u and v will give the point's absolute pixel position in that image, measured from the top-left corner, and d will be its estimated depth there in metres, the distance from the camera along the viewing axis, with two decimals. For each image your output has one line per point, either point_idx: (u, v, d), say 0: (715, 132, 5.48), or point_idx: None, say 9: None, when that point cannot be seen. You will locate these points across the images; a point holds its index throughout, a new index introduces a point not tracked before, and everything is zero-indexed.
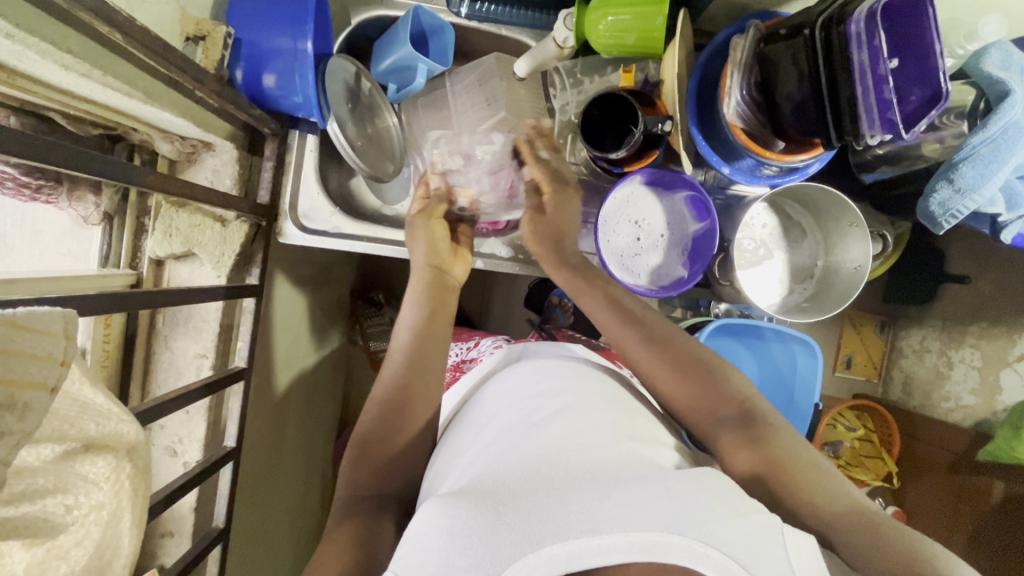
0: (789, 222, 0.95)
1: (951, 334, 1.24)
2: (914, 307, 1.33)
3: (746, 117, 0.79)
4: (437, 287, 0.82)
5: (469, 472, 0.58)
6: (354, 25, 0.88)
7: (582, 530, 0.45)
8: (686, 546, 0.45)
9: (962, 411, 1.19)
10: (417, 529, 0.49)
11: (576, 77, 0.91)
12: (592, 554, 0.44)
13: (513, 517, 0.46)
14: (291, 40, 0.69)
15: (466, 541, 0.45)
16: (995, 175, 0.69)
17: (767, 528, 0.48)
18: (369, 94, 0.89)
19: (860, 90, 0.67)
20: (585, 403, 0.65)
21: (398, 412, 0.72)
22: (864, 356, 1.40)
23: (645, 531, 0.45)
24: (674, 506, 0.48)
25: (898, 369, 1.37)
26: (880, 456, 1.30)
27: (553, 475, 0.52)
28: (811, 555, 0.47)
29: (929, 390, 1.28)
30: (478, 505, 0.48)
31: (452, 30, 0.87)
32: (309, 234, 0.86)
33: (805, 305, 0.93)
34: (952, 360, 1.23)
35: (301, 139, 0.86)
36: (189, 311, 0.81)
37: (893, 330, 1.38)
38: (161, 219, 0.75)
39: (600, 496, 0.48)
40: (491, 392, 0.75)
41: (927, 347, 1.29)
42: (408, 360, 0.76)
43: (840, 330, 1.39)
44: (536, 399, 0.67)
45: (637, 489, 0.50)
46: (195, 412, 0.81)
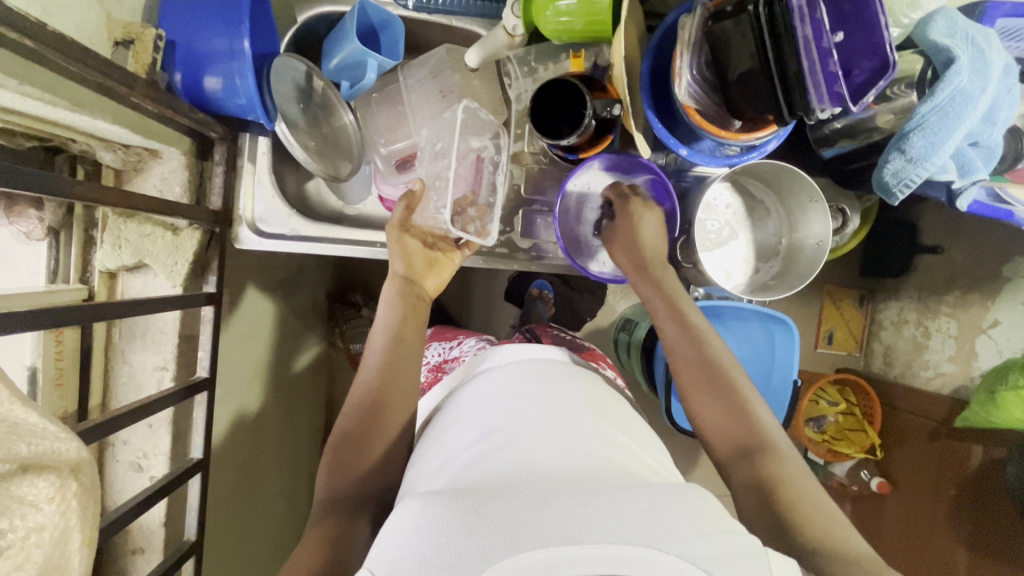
0: (751, 201, 0.95)
1: (927, 304, 1.24)
2: (891, 278, 1.34)
3: (701, 97, 0.78)
4: (408, 294, 0.80)
5: (451, 475, 0.57)
6: (300, 23, 0.86)
7: (561, 537, 0.44)
8: (670, 563, 0.43)
9: (941, 379, 1.20)
10: (393, 528, 0.48)
11: (529, 65, 0.90)
12: (571, 562, 0.43)
13: (491, 519, 0.46)
14: (227, 42, 0.67)
15: (444, 540, 0.44)
16: (945, 143, 0.69)
17: (750, 550, 0.47)
18: (322, 93, 0.87)
19: (806, 64, 0.66)
20: (571, 413, 0.65)
21: (375, 416, 0.71)
22: (845, 331, 1.41)
23: (628, 544, 0.44)
24: (656, 522, 0.47)
25: (879, 342, 1.38)
26: (863, 429, 1.30)
27: (536, 480, 0.52)
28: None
29: (909, 361, 1.29)
30: (457, 507, 0.47)
31: (401, 23, 0.85)
32: (265, 238, 0.85)
33: (771, 283, 0.93)
34: (929, 330, 1.24)
35: (252, 142, 0.84)
36: (146, 323, 0.79)
37: (873, 303, 1.40)
38: (108, 231, 0.74)
39: (583, 504, 0.47)
40: (476, 392, 0.73)
41: (905, 318, 1.30)
42: (383, 366, 0.74)
43: (820, 305, 1.40)
44: (520, 402, 0.67)
45: (621, 501, 0.49)
46: (158, 426, 0.80)
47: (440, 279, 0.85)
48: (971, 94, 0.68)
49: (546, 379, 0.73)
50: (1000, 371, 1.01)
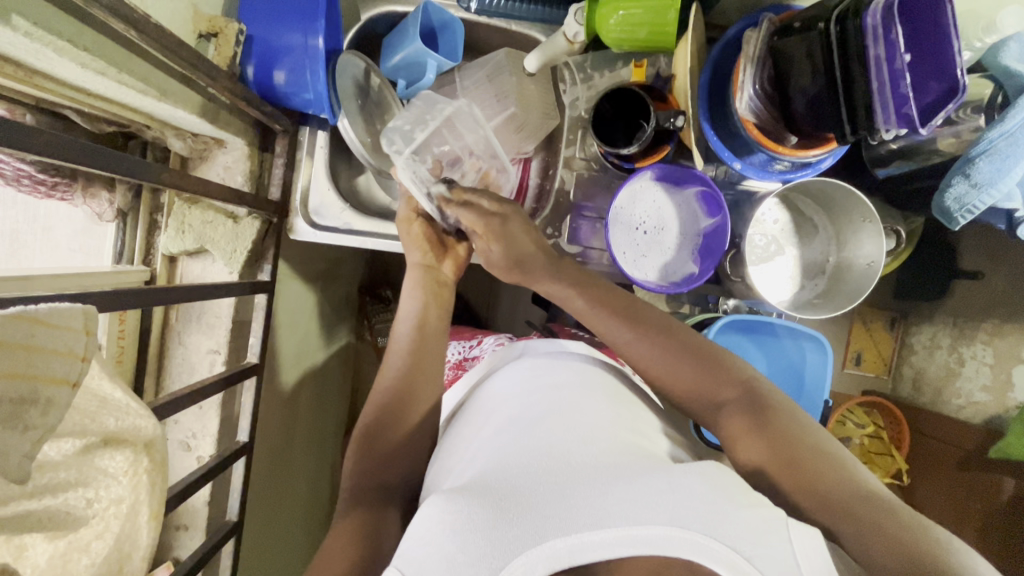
0: (800, 217, 0.94)
1: (963, 330, 1.23)
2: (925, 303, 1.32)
3: (760, 111, 0.78)
4: (428, 283, 0.81)
5: (473, 468, 0.58)
6: (363, 21, 0.88)
7: (584, 524, 0.46)
8: (691, 540, 0.45)
9: (973, 408, 1.19)
10: (420, 524, 0.50)
11: (586, 72, 0.90)
12: (593, 548, 0.45)
13: (517, 513, 0.47)
14: (302, 37, 0.69)
15: (470, 536, 0.46)
16: (1012, 169, 0.68)
17: (770, 523, 0.48)
18: (378, 90, 0.89)
19: (875, 84, 0.66)
20: (587, 398, 0.65)
21: (398, 406, 0.73)
22: (874, 352, 1.38)
23: (650, 524, 0.46)
24: (679, 499, 0.48)
25: (908, 365, 1.35)
26: (890, 453, 1.28)
27: (554, 472, 0.53)
28: (817, 550, 0.47)
29: (940, 387, 1.27)
30: (480, 501, 0.48)
31: (462, 25, 0.86)
32: (321, 231, 0.87)
33: (817, 301, 0.93)
34: (963, 357, 1.22)
35: (311, 136, 0.86)
36: (202, 307, 0.81)
37: (904, 326, 1.37)
38: (174, 216, 0.76)
39: (602, 492, 0.49)
40: (490, 390, 0.75)
41: (938, 343, 1.28)
42: (409, 354, 0.76)
43: (851, 327, 1.36)
44: (533, 396, 0.67)
45: (640, 483, 0.50)
46: (208, 408, 0.82)
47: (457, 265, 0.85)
48: None
49: (559, 366, 0.73)
50: None
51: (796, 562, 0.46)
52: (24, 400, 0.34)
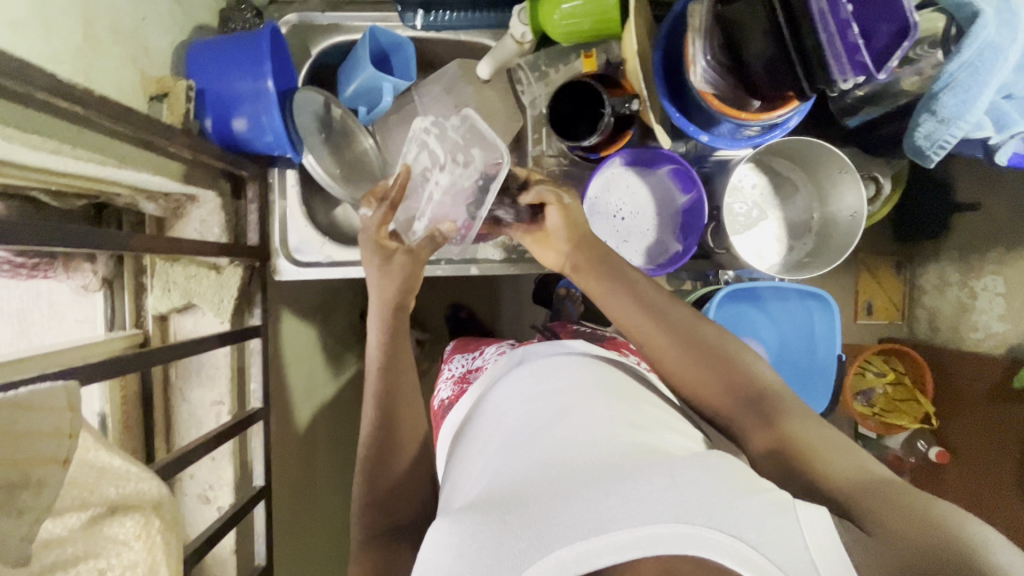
0: (777, 178, 0.93)
1: (969, 263, 1.23)
2: (927, 242, 1.31)
3: (717, 83, 0.78)
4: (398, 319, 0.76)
5: (480, 482, 0.58)
6: (315, 55, 0.88)
7: (589, 530, 0.46)
8: (697, 535, 0.45)
9: (994, 339, 1.19)
10: (433, 547, 0.50)
11: (541, 69, 0.90)
12: (598, 554, 0.45)
13: (522, 528, 0.47)
14: (251, 83, 0.69)
15: (477, 555, 0.46)
16: (977, 100, 0.68)
17: (779, 506, 0.47)
18: (340, 120, 0.88)
19: (825, 38, 0.66)
20: (587, 394, 0.64)
21: (395, 435, 0.71)
22: (885, 299, 1.36)
23: (653, 524, 0.46)
24: (680, 495, 0.48)
25: (921, 308, 1.34)
26: (916, 398, 1.27)
27: (559, 477, 0.52)
28: (827, 531, 0.45)
29: (956, 322, 1.26)
30: (485, 518, 0.49)
31: (412, 45, 0.87)
32: (304, 268, 0.87)
33: (807, 260, 0.92)
34: (975, 290, 1.22)
35: (282, 176, 0.86)
36: (199, 360, 0.82)
37: (911, 269, 1.35)
38: (157, 276, 0.77)
39: (606, 493, 0.49)
40: (497, 395, 0.74)
41: (948, 281, 1.27)
42: (387, 387, 0.73)
43: (856, 277, 1.35)
44: (536, 401, 0.66)
45: (642, 479, 0.50)
46: (221, 458, 0.83)
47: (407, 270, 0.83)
48: (1000, 46, 0.66)
49: (562, 361, 0.73)
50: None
51: (806, 544, 0.45)
52: (14, 484, 0.35)
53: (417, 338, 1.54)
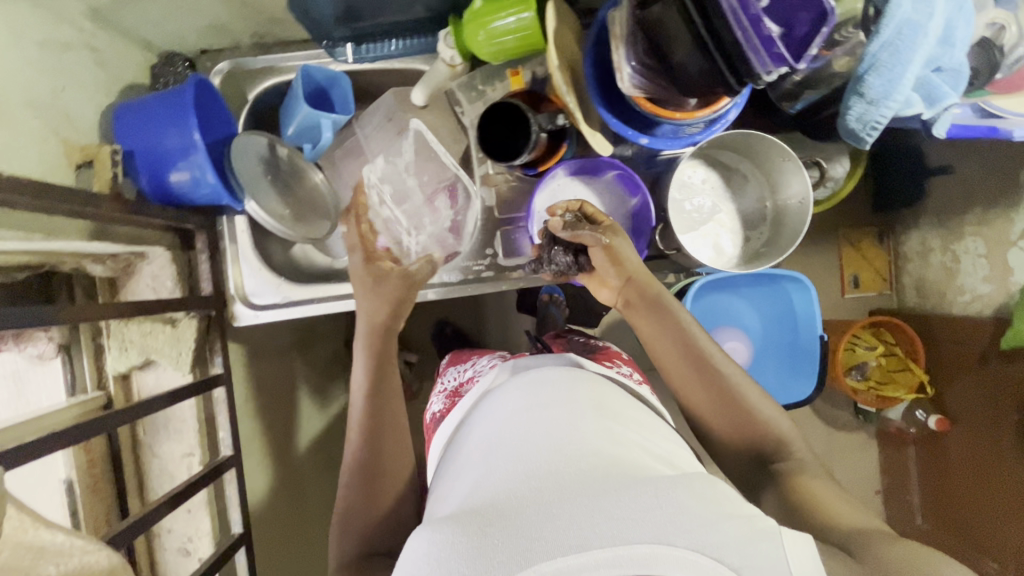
0: (727, 171, 0.93)
1: (950, 229, 1.41)
2: (907, 210, 1.52)
3: (647, 86, 0.78)
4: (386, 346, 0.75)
5: (461, 491, 0.54)
6: (251, 99, 0.88)
7: (569, 546, 0.42)
8: (680, 558, 0.42)
9: (980, 301, 1.35)
10: (405, 557, 0.47)
11: (477, 89, 0.90)
12: (578, 572, 0.41)
13: (498, 540, 0.43)
14: (179, 138, 0.69)
15: (449, 567, 0.42)
16: (902, 78, 0.67)
17: (763, 531, 0.46)
18: (288, 159, 0.89)
19: (740, 34, 0.65)
20: (575, 403, 0.61)
21: (374, 458, 0.68)
22: (870, 272, 1.61)
23: (637, 543, 0.42)
24: (665, 511, 0.44)
25: (908, 275, 1.57)
26: (908, 367, 1.45)
27: (540, 487, 0.48)
28: (806, 549, 0.47)
29: (943, 289, 1.46)
30: (460, 528, 0.45)
31: (347, 78, 0.88)
32: (261, 310, 0.88)
33: (763, 251, 0.91)
34: (958, 254, 1.40)
35: (231, 223, 0.87)
36: (166, 415, 0.83)
37: (893, 238, 1.59)
38: (113, 336, 0.78)
39: (590, 505, 0.45)
40: (483, 402, 0.71)
41: (931, 246, 1.48)
42: (370, 408, 0.70)
43: (840, 253, 1.60)
44: (524, 406, 0.62)
45: (627, 492, 0.46)
46: (197, 509, 0.83)
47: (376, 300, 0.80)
48: (919, 23, 0.65)
49: (552, 374, 0.69)
50: None
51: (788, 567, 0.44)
52: None
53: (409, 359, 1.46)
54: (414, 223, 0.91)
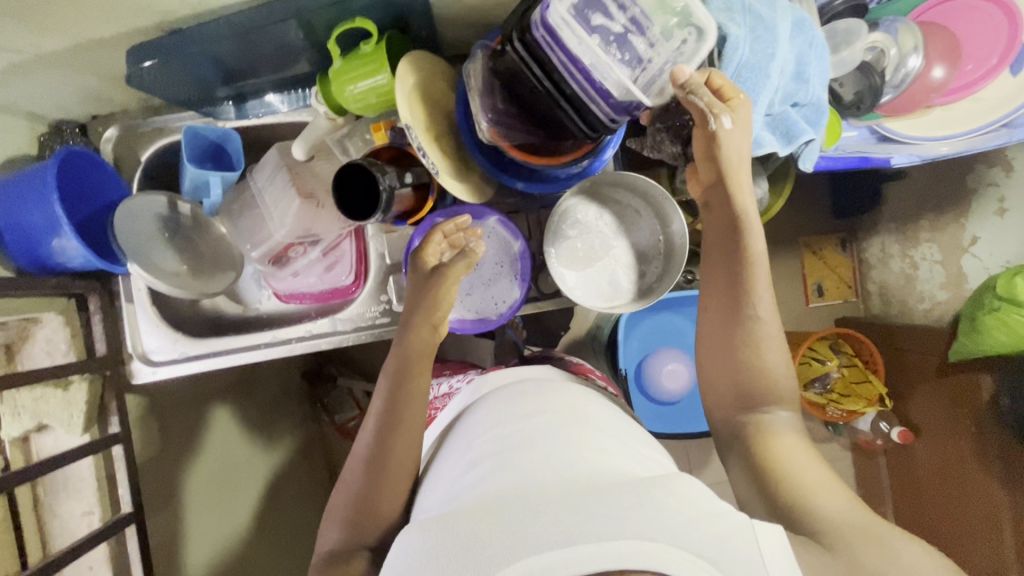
0: (619, 207, 0.92)
1: (908, 235, 1.40)
2: (866, 216, 1.52)
3: (512, 134, 0.76)
4: (407, 362, 0.77)
5: (455, 498, 0.60)
6: (144, 162, 0.91)
7: (555, 542, 0.47)
8: (660, 551, 0.47)
9: (941, 308, 1.33)
10: (405, 552, 0.53)
11: (365, 137, 0.92)
12: (565, 565, 0.46)
13: (488, 536, 0.49)
14: (42, 215, 0.71)
15: (446, 562, 0.48)
16: (749, 120, 0.67)
17: (738, 529, 0.52)
18: (191, 218, 0.93)
19: (578, 86, 0.66)
20: (561, 424, 0.67)
21: (377, 470, 0.71)
22: (834, 280, 1.57)
23: (619, 538, 0.47)
24: (643, 512, 0.50)
25: (873, 282, 1.53)
26: (868, 380, 1.38)
27: (530, 492, 0.54)
28: (781, 546, 0.53)
29: (905, 295, 1.43)
30: (455, 530, 0.51)
31: (237, 135, 0.90)
32: (158, 367, 0.89)
33: (657, 284, 0.90)
34: (916, 260, 1.39)
35: (125, 282, 0.89)
36: (66, 474, 0.85)
37: (857, 244, 1.56)
38: (6, 402, 0.81)
39: (573, 510, 0.50)
40: (476, 411, 0.77)
41: (890, 252, 1.46)
42: (383, 416, 0.74)
43: (801, 258, 1.56)
44: (516, 421, 0.68)
45: (608, 499, 0.52)
46: (99, 566, 0.85)
47: (416, 285, 0.80)
48: (757, 66, 0.65)
49: (547, 391, 0.76)
50: (981, 296, 1.15)
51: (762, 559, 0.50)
52: None
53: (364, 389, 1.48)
54: (320, 257, 0.99)
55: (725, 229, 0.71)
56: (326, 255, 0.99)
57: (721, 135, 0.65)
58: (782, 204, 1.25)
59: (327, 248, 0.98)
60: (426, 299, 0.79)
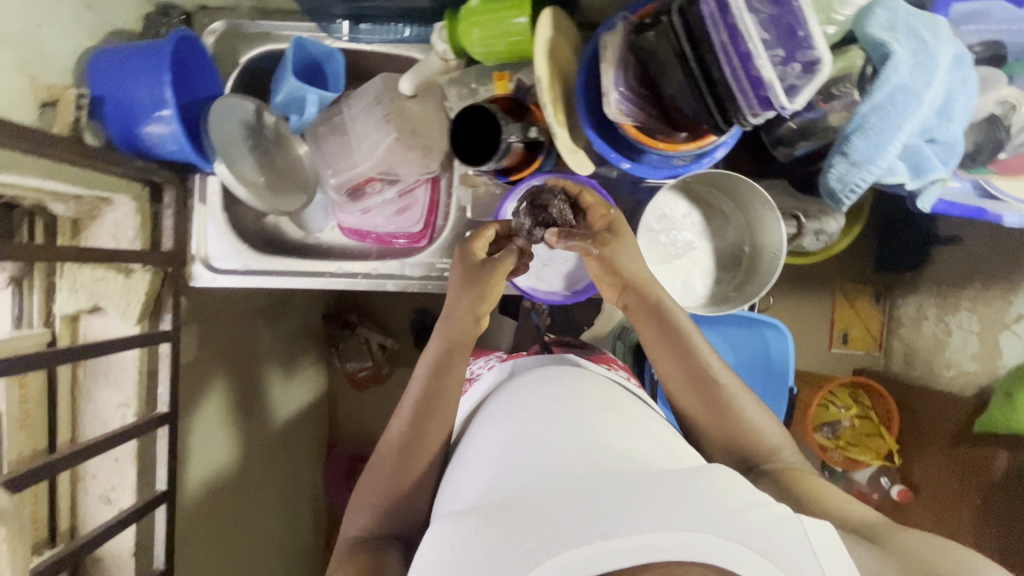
0: (709, 209, 0.91)
1: (947, 299, 1.36)
2: (909, 274, 1.46)
3: (637, 113, 0.74)
4: (454, 346, 0.73)
5: (477, 485, 0.57)
6: (242, 64, 0.88)
7: (596, 534, 0.44)
8: (706, 541, 0.44)
9: (965, 377, 1.29)
10: (432, 547, 0.50)
11: (469, 87, 0.88)
12: (607, 557, 0.43)
13: (524, 528, 0.46)
14: (149, 91, 0.69)
15: (478, 554, 0.45)
16: (890, 142, 0.65)
17: (783, 519, 0.49)
18: (273, 127, 0.89)
19: (729, 71, 0.64)
20: (584, 412, 0.65)
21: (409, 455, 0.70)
22: (861, 330, 1.54)
23: (660, 529, 0.44)
24: (682, 502, 0.47)
25: (898, 340, 1.49)
26: (880, 433, 1.40)
27: (561, 482, 0.51)
28: (833, 543, 0.48)
29: (931, 358, 1.39)
30: (485, 520, 0.48)
31: (340, 56, 0.87)
32: (218, 274, 0.88)
33: (733, 295, 0.89)
34: (950, 326, 1.34)
35: (202, 182, 0.87)
36: (108, 362, 0.83)
37: (890, 299, 1.52)
38: (65, 276, 0.78)
39: (610, 500, 0.47)
40: (497, 406, 0.74)
41: (925, 314, 1.41)
42: (418, 405, 0.71)
43: (834, 306, 1.53)
44: (538, 411, 0.66)
45: (644, 488, 0.49)
46: (125, 460, 0.84)
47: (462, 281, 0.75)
48: (913, 89, 0.64)
49: (568, 382, 0.73)
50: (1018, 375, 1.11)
51: (814, 554, 0.46)
52: None
53: (380, 343, 1.48)
54: (396, 197, 0.96)
55: (658, 307, 0.75)
56: (402, 195, 0.96)
57: (611, 253, 0.74)
58: (849, 242, 1.23)
59: (405, 188, 0.95)
60: (477, 290, 0.73)
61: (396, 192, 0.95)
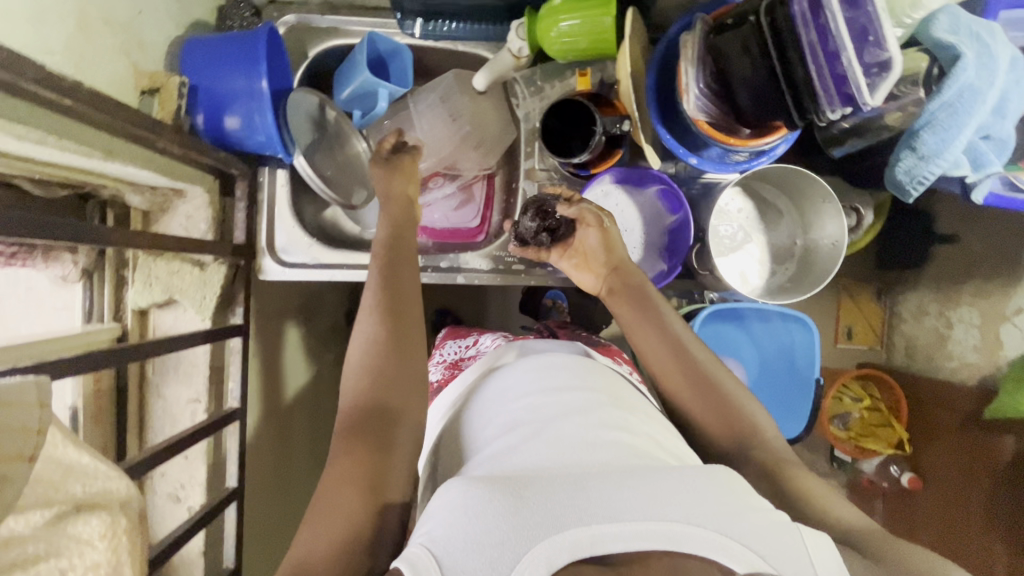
0: (764, 204, 0.95)
1: (946, 294, 1.26)
2: (907, 272, 1.35)
3: (711, 109, 0.79)
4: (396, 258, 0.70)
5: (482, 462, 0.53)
6: (311, 57, 0.88)
7: (603, 516, 0.43)
8: (709, 538, 0.42)
9: (966, 369, 1.20)
10: (438, 505, 0.45)
11: (536, 85, 0.91)
12: (609, 540, 0.42)
13: (534, 501, 0.43)
14: (246, 81, 0.69)
15: (490, 520, 0.42)
16: (956, 139, 0.71)
17: (778, 524, 0.45)
18: (335, 123, 0.88)
19: (813, 70, 0.67)
20: (592, 396, 0.61)
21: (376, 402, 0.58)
22: (864, 325, 1.43)
23: (655, 520, 0.43)
24: (691, 497, 0.45)
25: (899, 334, 1.39)
26: (890, 424, 1.33)
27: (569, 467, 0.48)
28: (830, 551, 0.44)
29: (931, 353, 1.30)
30: (498, 487, 0.44)
31: (410, 53, 0.89)
32: (288, 268, 0.87)
33: (788, 285, 0.94)
34: (951, 320, 1.25)
35: (271, 175, 0.87)
36: (178, 357, 0.82)
37: (891, 295, 1.40)
38: (139, 269, 0.76)
39: (616, 485, 0.45)
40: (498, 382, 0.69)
41: (926, 310, 1.31)
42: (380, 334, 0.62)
43: (837, 300, 1.43)
44: (543, 391, 0.62)
45: (651, 479, 0.46)
46: (194, 457, 0.82)
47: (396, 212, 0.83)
48: (979, 89, 0.69)
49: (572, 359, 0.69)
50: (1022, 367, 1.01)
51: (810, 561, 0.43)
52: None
53: None
54: (455, 191, 0.98)
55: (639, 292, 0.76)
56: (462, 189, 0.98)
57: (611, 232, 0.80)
58: None
59: (465, 183, 0.97)
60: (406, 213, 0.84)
61: (456, 186, 0.97)
